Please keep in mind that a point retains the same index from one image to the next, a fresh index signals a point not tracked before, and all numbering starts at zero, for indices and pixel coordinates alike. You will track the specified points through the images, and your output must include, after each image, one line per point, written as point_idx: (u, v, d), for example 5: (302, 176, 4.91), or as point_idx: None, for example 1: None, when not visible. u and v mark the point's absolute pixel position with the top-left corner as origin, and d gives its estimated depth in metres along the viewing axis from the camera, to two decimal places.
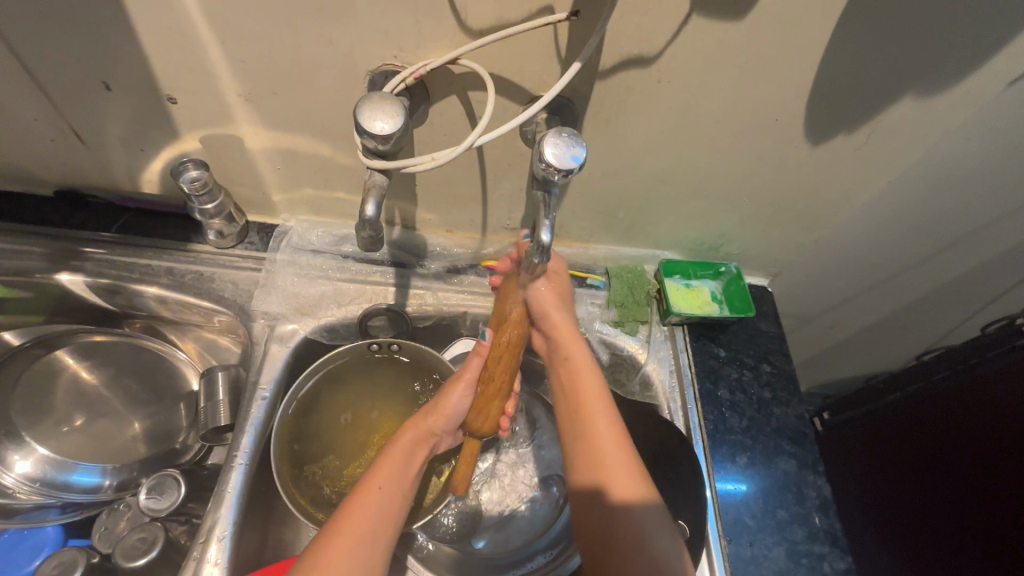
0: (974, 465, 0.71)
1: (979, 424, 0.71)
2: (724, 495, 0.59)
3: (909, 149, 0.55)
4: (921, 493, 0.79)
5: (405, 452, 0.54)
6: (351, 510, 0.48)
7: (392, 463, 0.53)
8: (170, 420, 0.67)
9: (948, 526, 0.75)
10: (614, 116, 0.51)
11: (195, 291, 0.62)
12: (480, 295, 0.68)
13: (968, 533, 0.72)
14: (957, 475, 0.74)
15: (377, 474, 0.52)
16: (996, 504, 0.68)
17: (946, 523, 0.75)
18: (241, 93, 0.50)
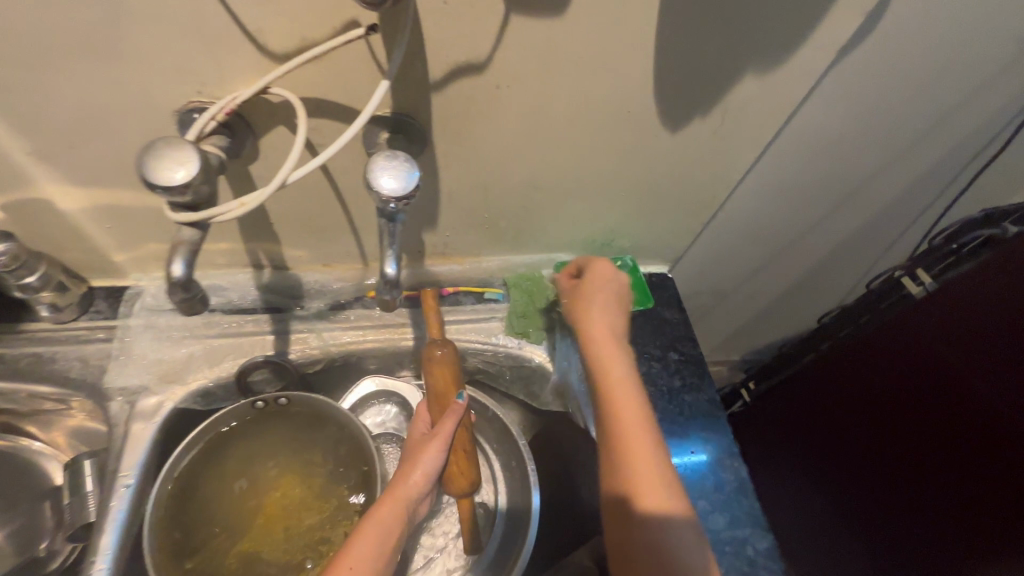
0: (904, 418, 0.72)
1: (904, 377, 0.71)
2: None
3: (766, 125, 0.56)
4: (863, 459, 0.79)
5: (387, 523, 0.47)
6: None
7: (366, 540, 0.45)
8: (35, 523, 0.59)
9: (897, 486, 0.74)
10: (464, 127, 0.48)
11: (34, 377, 0.54)
12: (370, 328, 0.64)
13: (916, 490, 0.71)
14: (890, 433, 0.74)
15: (352, 552, 0.44)
16: (936, 455, 0.68)
17: (894, 484, 0.75)
18: (31, 151, 0.43)
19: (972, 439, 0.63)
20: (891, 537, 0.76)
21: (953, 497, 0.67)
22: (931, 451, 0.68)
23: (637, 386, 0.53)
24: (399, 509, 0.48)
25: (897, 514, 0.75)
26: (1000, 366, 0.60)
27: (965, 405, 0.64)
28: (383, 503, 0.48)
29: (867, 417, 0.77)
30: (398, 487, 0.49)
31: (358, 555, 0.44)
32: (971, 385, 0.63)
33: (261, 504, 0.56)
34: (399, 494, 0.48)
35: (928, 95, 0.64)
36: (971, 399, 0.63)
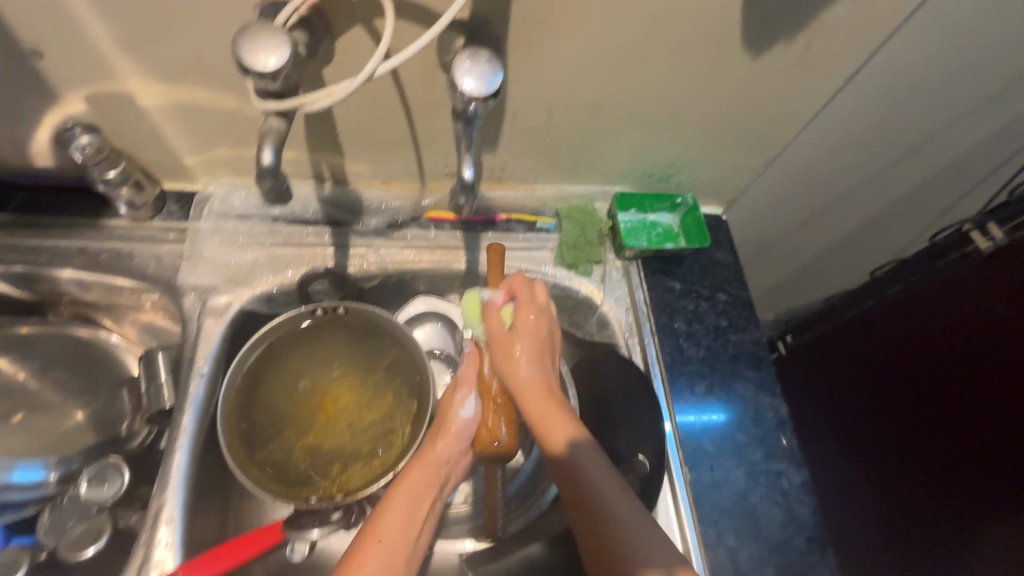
0: (929, 372, 0.72)
1: (934, 332, 0.71)
2: (685, 426, 0.59)
3: (852, 55, 0.53)
4: (886, 425, 0.79)
5: (416, 491, 0.48)
6: (363, 559, 0.42)
7: (397, 511, 0.46)
8: (113, 406, 0.63)
9: (913, 440, 0.75)
10: (538, 39, 0.47)
11: (115, 271, 0.58)
12: (424, 248, 0.65)
13: (932, 442, 0.72)
14: (914, 386, 0.74)
15: (384, 522, 0.45)
16: (957, 409, 0.68)
17: (911, 438, 0.75)
18: (115, 42, 0.44)
19: (994, 393, 0.64)
20: (903, 492, 0.77)
21: (968, 451, 0.68)
22: (959, 415, 0.68)
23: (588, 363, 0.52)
24: (426, 472, 0.49)
25: (910, 466, 0.75)
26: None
27: (991, 358, 0.64)
28: (412, 466, 0.50)
29: (894, 372, 0.77)
30: (428, 450, 0.51)
31: (391, 523, 0.45)
32: (1000, 338, 0.63)
33: (327, 401, 0.59)
34: (428, 457, 0.50)
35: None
36: (999, 353, 0.63)
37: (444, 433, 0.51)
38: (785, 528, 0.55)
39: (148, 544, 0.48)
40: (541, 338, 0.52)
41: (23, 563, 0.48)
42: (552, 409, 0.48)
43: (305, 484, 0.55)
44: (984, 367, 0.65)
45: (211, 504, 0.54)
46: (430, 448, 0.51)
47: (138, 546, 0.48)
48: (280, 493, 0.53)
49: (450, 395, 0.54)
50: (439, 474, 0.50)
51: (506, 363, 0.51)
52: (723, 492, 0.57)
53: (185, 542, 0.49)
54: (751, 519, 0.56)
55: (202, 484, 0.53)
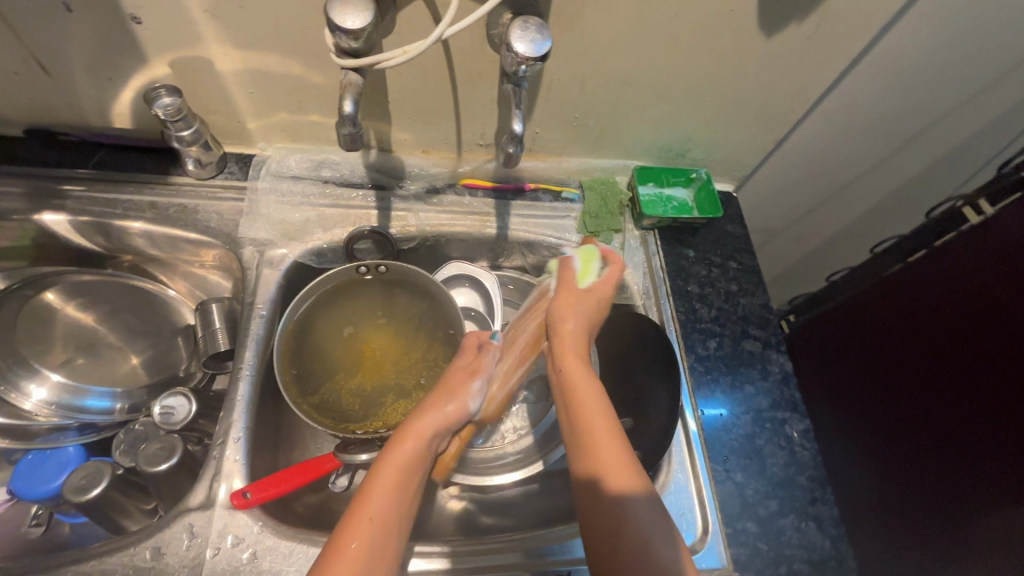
0: (932, 343, 0.76)
1: (939, 305, 0.75)
2: (707, 414, 0.63)
3: (859, 37, 0.58)
4: (883, 396, 0.84)
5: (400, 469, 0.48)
6: (353, 536, 0.43)
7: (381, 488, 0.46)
8: (171, 352, 0.69)
9: (916, 408, 0.79)
10: (577, 14, 0.52)
11: (181, 223, 0.63)
12: (459, 213, 0.71)
13: (935, 410, 0.76)
14: (916, 357, 0.78)
15: (371, 496, 0.46)
16: (950, 379, 0.74)
17: (913, 407, 0.79)
18: (206, 9, 0.50)
19: (992, 362, 0.68)
20: (903, 458, 0.81)
21: (968, 418, 0.72)
22: (949, 383, 0.74)
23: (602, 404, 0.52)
24: (411, 454, 0.50)
25: (913, 433, 0.79)
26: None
27: (992, 329, 0.68)
28: (397, 445, 0.50)
29: (899, 344, 0.81)
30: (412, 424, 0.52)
31: (378, 503, 0.45)
32: (1000, 309, 0.67)
33: (371, 350, 0.65)
34: (415, 435, 0.51)
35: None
36: (999, 322, 0.67)
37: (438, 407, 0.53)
38: (789, 468, 0.61)
39: (218, 458, 0.54)
40: (585, 341, 0.57)
41: (106, 474, 0.52)
42: (619, 450, 0.48)
43: (357, 421, 0.61)
44: (986, 338, 0.69)
45: (267, 432, 0.59)
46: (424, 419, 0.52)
47: (210, 459, 0.54)
48: (337, 429, 0.58)
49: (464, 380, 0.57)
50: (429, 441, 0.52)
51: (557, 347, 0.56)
52: (732, 434, 0.62)
53: (249, 460, 0.55)
54: (757, 458, 0.61)
55: (261, 413, 0.58)
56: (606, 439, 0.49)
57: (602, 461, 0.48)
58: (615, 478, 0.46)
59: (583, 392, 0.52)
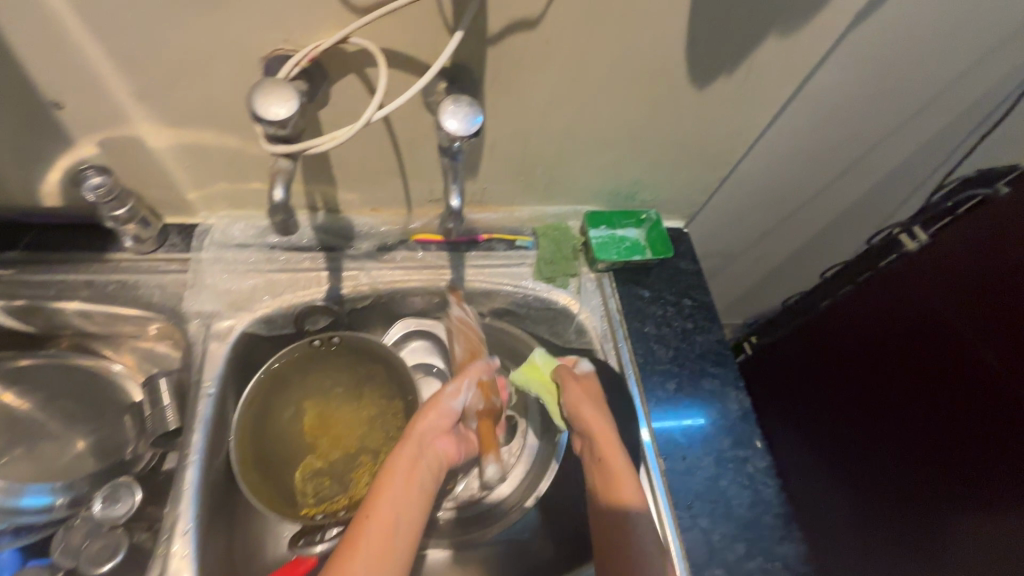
0: (892, 364, 0.77)
1: (897, 327, 0.77)
2: (670, 457, 0.63)
3: (785, 85, 0.61)
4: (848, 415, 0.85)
5: (403, 477, 0.55)
6: (358, 537, 0.50)
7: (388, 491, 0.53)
8: (117, 433, 0.66)
9: (884, 426, 0.79)
10: (512, 80, 0.53)
11: (120, 301, 0.61)
12: (412, 269, 0.70)
13: (899, 428, 0.76)
14: (879, 377, 0.80)
15: (376, 506, 0.52)
16: (911, 397, 0.74)
17: (877, 427, 0.80)
18: (132, 91, 0.49)
19: (954, 382, 0.69)
20: (866, 475, 0.81)
21: (929, 438, 0.72)
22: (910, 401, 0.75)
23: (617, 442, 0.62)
24: (404, 470, 0.55)
25: (875, 453, 0.80)
26: (979, 311, 0.66)
27: (949, 347, 0.70)
28: (391, 461, 0.56)
29: (861, 364, 0.83)
30: (414, 429, 0.59)
31: (385, 507, 0.52)
32: (956, 330, 0.69)
33: (325, 420, 0.65)
34: (405, 458, 0.56)
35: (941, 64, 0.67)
36: (953, 343, 0.69)
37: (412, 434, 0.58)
38: (754, 508, 0.61)
39: (165, 555, 0.51)
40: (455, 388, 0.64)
41: None
42: (624, 466, 0.60)
43: (320, 503, 0.61)
44: (944, 358, 0.70)
45: (220, 518, 0.57)
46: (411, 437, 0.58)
47: (156, 556, 0.51)
48: (296, 517, 0.58)
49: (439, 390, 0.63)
50: (423, 454, 0.57)
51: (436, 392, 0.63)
52: (696, 478, 0.62)
53: (200, 552, 0.53)
54: (722, 500, 0.61)
55: (211, 499, 0.56)
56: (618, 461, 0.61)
57: (615, 480, 0.60)
58: (623, 496, 0.59)
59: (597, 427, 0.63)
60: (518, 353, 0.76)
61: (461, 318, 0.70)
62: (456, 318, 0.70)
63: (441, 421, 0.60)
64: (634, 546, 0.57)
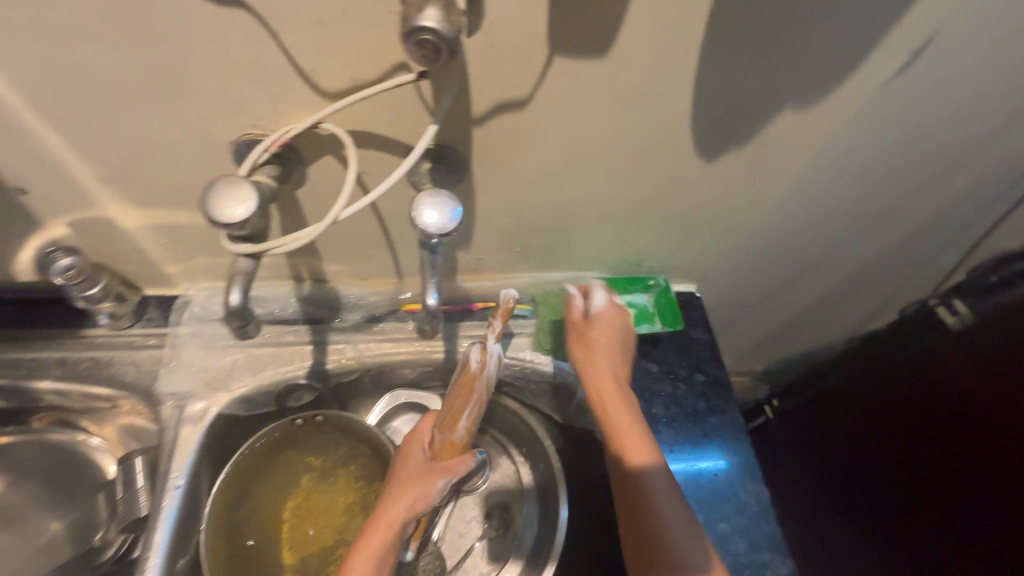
0: (934, 447, 0.70)
1: (938, 410, 0.69)
2: None
3: (802, 154, 0.55)
4: (876, 494, 0.78)
5: (377, 556, 0.47)
6: None
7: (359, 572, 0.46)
8: (88, 516, 0.63)
9: (917, 511, 0.73)
10: (501, 157, 0.49)
11: (92, 381, 0.58)
12: (402, 341, 0.65)
13: (935, 515, 0.70)
14: (912, 460, 0.73)
15: None
16: (951, 486, 0.68)
17: (912, 512, 0.73)
18: (97, 176, 0.46)
19: (999, 470, 0.63)
20: (901, 557, 0.75)
21: (970, 523, 0.67)
22: (949, 489, 0.69)
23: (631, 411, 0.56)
24: (379, 544, 0.48)
25: (907, 536, 0.74)
26: None
27: (994, 439, 0.64)
28: (365, 538, 0.48)
29: (891, 441, 0.75)
30: (387, 506, 0.50)
31: None
32: (1011, 423, 0.62)
33: (302, 507, 0.61)
34: (373, 540, 0.48)
35: (979, 126, 0.61)
36: (1001, 437, 0.63)
37: (387, 509, 0.50)
38: None
39: None
40: (430, 469, 0.54)
41: None
42: (637, 428, 0.55)
43: None
44: (986, 444, 0.65)
45: None
46: (387, 511, 0.50)
47: None
48: None
49: (428, 474, 0.53)
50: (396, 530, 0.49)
51: (410, 470, 0.53)
52: None
53: None
54: None
55: None
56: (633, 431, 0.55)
57: (627, 448, 0.54)
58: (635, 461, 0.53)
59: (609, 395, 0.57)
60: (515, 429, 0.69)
61: (489, 362, 0.55)
62: (484, 369, 0.55)
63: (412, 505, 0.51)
64: (659, 530, 0.50)
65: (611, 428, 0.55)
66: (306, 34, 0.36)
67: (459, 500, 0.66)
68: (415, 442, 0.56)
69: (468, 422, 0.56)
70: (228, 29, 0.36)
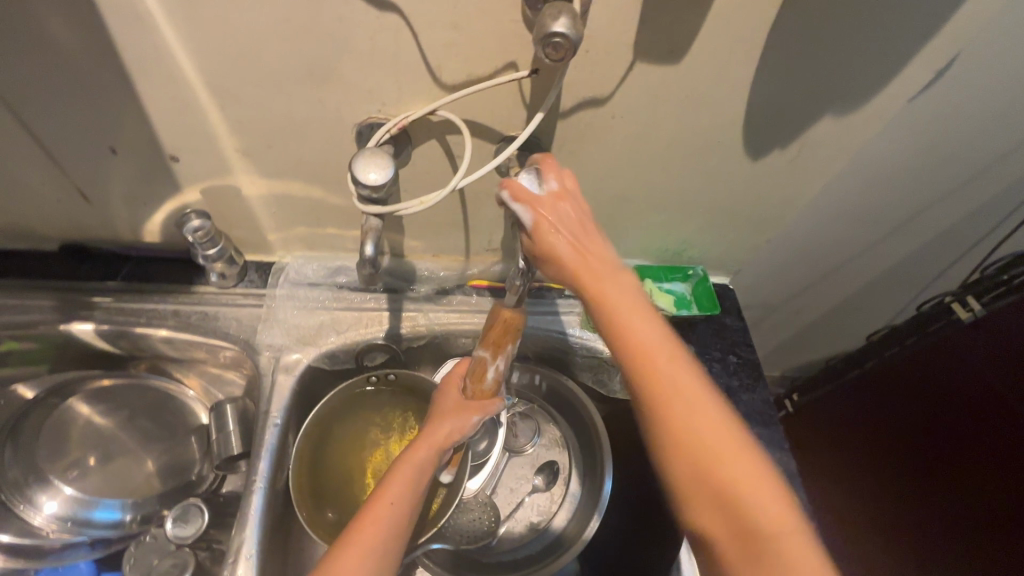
0: (945, 434, 0.76)
1: (946, 399, 0.76)
2: None
3: (837, 158, 0.63)
4: (894, 478, 0.85)
5: (418, 469, 0.53)
6: (372, 513, 0.50)
7: (400, 479, 0.52)
8: (184, 454, 0.70)
9: (929, 495, 0.79)
10: (577, 148, 0.57)
11: (201, 330, 0.66)
12: (467, 312, 0.73)
13: (944, 496, 0.77)
14: (924, 446, 0.80)
15: (389, 491, 0.52)
16: (959, 470, 0.75)
17: (925, 494, 0.80)
18: (238, 148, 0.55)
19: (987, 451, 0.71)
20: (918, 537, 0.82)
21: (974, 500, 0.73)
22: (954, 472, 0.75)
23: (680, 365, 0.45)
24: (422, 458, 0.54)
25: (923, 518, 0.81)
26: None
27: (996, 427, 0.70)
28: (411, 451, 0.55)
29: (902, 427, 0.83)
30: (432, 430, 0.56)
31: (394, 492, 0.52)
32: (1012, 411, 0.68)
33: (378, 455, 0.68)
34: (417, 454, 0.54)
35: (995, 139, 0.68)
36: (1003, 424, 0.69)
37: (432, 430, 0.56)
38: None
39: None
40: (465, 411, 0.58)
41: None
42: (694, 387, 0.44)
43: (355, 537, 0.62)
44: (978, 429, 0.72)
45: (276, 543, 0.60)
46: (431, 432, 0.56)
47: None
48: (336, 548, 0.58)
49: (464, 411, 0.58)
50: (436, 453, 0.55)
51: (449, 404, 0.58)
52: None
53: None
54: None
55: (272, 523, 0.59)
56: (677, 388, 0.44)
57: (674, 408, 0.43)
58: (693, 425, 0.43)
59: (640, 330, 0.45)
60: (562, 396, 0.76)
61: (520, 300, 0.56)
62: (514, 310, 0.56)
63: (448, 437, 0.56)
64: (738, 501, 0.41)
65: (653, 391, 0.44)
66: (441, 37, 0.45)
67: (510, 458, 0.74)
68: (454, 377, 0.61)
69: (498, 372, 0.58)
70: (380, 30, 0.44)
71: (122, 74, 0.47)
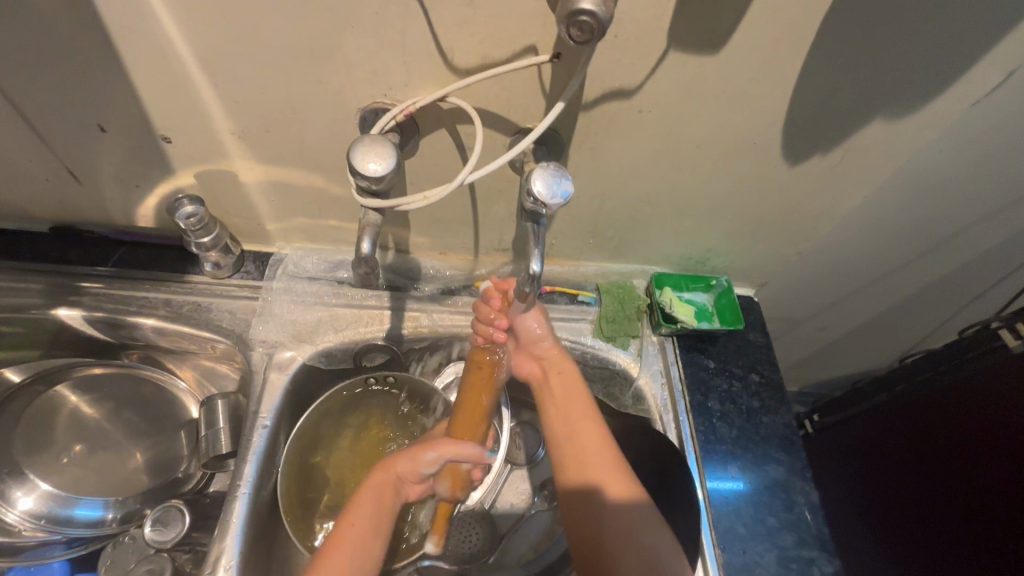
0: (983, 466, 0.70)
1: (987, 428, 0.70)
2: (729, 549, 0.59)
3: (884, 165, 0.57)
4: (923, 513, 0.79)
5: (379, 492, 0.53)
6: (340, 529, 0.50)
7: (365, 499, 0.52)
8: (171, 449, 0.67)
9: (963, 533, 0.73)
10: (599, 144, 0.53)
11: (192, 322, 0.63)
12: (473, 315, 0.69)
13: (978, 535, 0.71)
14: (958, 477, 0.74)
15: (353, 512, 0.52)
16: (996, 507, 0.69)
17: (956, 532, 0.74)
18: (234, 131, 0.51)
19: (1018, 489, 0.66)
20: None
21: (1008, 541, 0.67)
22: (993, 509, 0.69)
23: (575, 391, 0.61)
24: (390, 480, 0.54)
25: (953, 558, 0.74)
26: None
27: None
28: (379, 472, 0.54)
29: (922, 456, 0.78)
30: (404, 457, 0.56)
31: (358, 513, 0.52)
32: None
33: (369, 460, 0.65)
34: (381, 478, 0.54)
35: None
36: None
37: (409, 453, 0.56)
38: None
39: None
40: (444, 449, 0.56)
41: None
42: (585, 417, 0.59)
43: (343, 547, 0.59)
44: (1005, 464, 0.68)
45: (260, 551, 0.57)
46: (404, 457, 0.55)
47: None
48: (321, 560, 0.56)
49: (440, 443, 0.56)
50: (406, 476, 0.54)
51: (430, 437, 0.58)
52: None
53: None
54: None
55: (256, 530, 0.56)
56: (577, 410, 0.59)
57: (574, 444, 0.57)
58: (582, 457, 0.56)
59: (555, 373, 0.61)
60: None
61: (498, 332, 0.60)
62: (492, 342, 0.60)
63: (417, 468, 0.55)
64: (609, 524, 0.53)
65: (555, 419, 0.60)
66: (454, 14, 0.40)
67: (512, 471, 0.71)
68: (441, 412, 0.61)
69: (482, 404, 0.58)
70: (388, 6, 0.40)
71: (108, 46, 0.43)
